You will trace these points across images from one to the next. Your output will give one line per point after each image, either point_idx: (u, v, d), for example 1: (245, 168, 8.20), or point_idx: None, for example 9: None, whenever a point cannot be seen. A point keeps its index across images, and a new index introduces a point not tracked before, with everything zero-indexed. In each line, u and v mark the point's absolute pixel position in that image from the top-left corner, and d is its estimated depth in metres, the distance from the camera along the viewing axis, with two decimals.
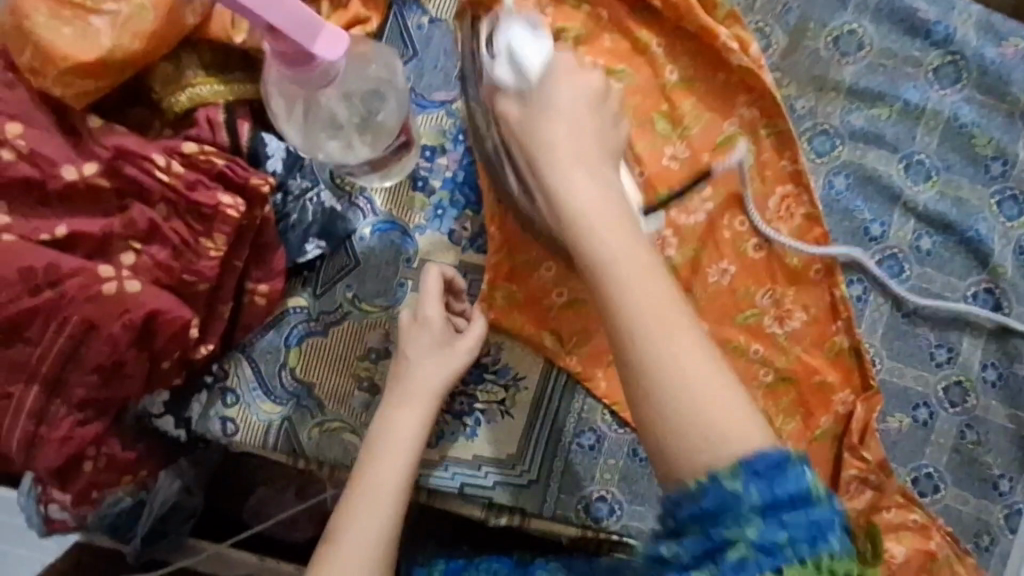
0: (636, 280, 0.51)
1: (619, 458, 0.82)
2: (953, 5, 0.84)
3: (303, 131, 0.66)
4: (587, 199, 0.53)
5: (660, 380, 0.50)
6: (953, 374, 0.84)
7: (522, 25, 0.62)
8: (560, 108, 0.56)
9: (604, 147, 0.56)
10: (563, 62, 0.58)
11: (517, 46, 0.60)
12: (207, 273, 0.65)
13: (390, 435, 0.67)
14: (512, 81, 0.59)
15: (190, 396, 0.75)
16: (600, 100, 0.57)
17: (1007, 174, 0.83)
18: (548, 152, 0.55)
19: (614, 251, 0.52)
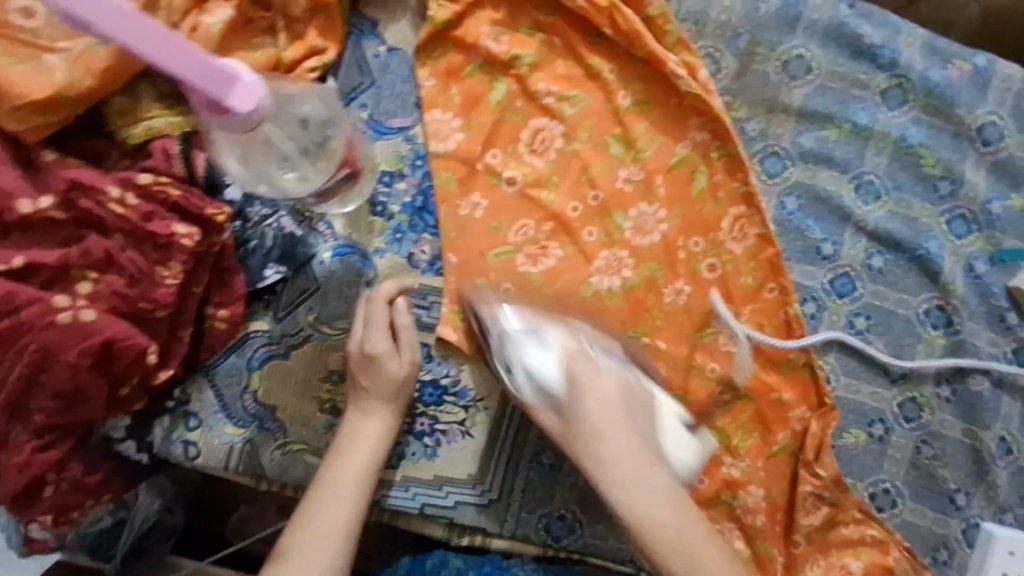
0: (690, 545, 0.57)
1: (578, 478, 0.83)
2: (897, 28, 0.86)
3: (250, 167, 0.72)
4: (647, 517, 0.58)
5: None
6: (907, 391, 0.86)
7: (529, 330, 0.67)
8: (595, 415, 0.61)
9: (645, 443, 0.61)
10: (580, 360, 0.64)
11: (532, 362, 0.65)
12: (166, 300, 0.66)
13: (356, 438, 0.71)
14: (537, 397, 0.65)
15: (153, 420, 0.76)
16: (625, 401, 0.63)
17: (956, 193, 0.85)
18: (598, 467, 0.60)
19: (679, 539, 0.57)
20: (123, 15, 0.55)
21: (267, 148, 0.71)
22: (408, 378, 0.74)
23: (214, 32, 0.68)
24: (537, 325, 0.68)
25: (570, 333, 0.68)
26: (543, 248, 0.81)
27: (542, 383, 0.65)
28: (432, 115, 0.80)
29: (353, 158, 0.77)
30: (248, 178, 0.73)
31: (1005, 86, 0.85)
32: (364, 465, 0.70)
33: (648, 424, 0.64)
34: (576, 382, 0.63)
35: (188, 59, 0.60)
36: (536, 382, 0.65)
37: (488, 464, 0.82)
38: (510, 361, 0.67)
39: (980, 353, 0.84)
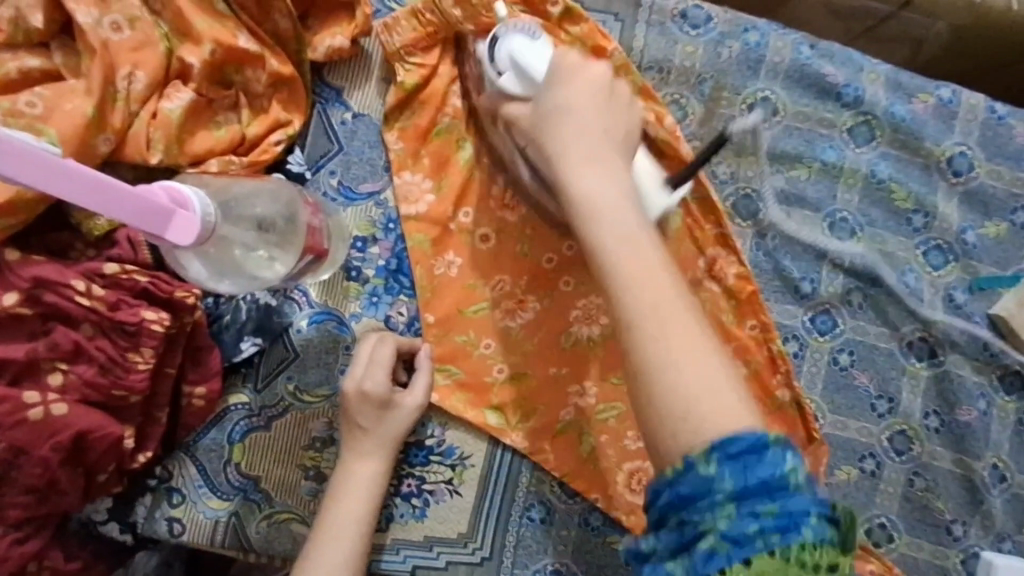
0: (619, 234, 0.64)
1: (571, 529, 0.81)
2: (860, 66, 0.87)
3: (219, 261, 0.63)
4: (596, 189, 0.65)
5: (636, 299, 0.61)
6: (897, 423, 0.85)
7: (520, 30, 0.74)
8: (572, 120, 0.69)
9: (609, 152, 0.69)
10: (565, 57, 0.72)
11: (517, 52, 0.73)
12: (139, 385, 0.66)
13: (354, 479, 0.73)
14: (514, 86, 0.73)
15: (134, 501, 0.76)
16: (600, 107, 0.70)
17: (929, 225, 0.86)
18: (560, 154, 0.68)
19: (616, 233, 0.64)
20: (54, 170, 0.48)
21: (230, 239, 0.63)
22: (407, 421, 0.76)
23: (173, 118, 0.69)
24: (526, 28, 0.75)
25: (562, 49, 0.75)
26: (520, 302, 0.81)
27: (529, 77, 0.72)
28: (401, 178, 0.80)
29: (318, 239, 0.70)
30: (217, 275, 0.64)
31: (971, 117, 0.86)
32: (364, 505, 0.73)
33: (623, 148, 0.69)
34: (562, 72, 0.71)
35: (127, 204, 0.52)
36: (522, 74, 0.73)
37: (477, 521, 0.81)
38: (497, 57, 0.74)
39: (964, 383, 0.85)
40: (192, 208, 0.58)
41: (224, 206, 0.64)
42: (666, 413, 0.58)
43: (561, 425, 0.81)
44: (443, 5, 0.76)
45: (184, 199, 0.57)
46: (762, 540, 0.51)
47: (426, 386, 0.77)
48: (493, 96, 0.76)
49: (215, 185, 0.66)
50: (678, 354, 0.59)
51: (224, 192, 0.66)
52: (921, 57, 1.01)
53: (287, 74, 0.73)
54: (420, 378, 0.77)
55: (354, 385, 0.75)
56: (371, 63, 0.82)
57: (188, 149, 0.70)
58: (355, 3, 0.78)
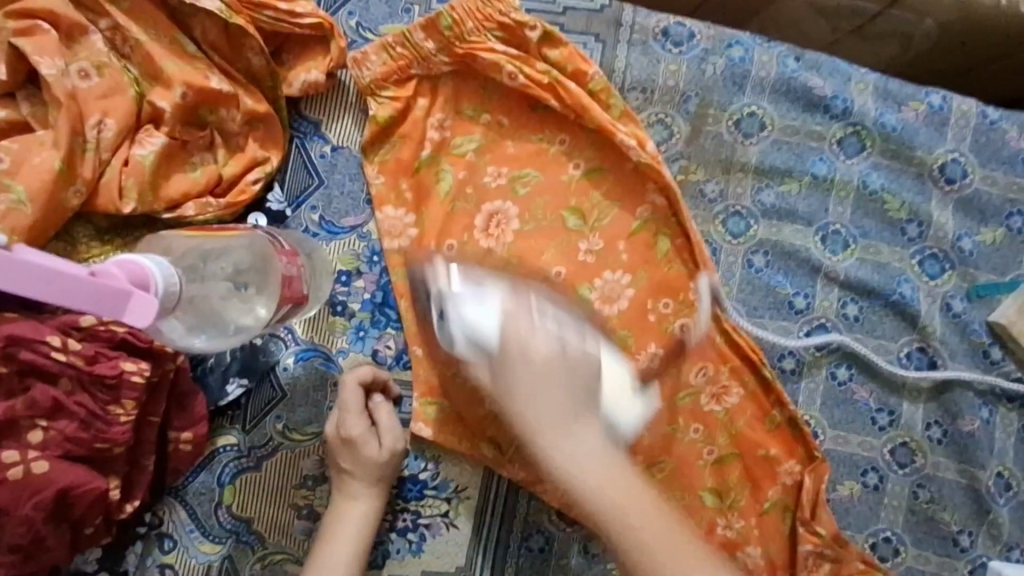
0: (597, 474, 0.56)
1: (571, 558, 0.80)
2: (847, 76, 0.85)
3: (194, 315, 0.63)
4: (569, 459, 0.56)
5: (646, 557, 0.54)
6: (898, 436, 0.84)
7: (468, 291, 0.63)
8: (525, 385, 0.58)
9: (573, 393, 0.58)
10: (518, 317, 0.60)
11: (469, 317, 0.61)
12: (122, 438, 0.65)
13: (341, 521, 0.73)
14: (467, 350, 0.62)
15: (124, 549, 0.74)
16: (562, 364, 0.58)
17: (924, 234, 0.84)
18: (516, 397, 0.58)
19: (601, 485, 0.56)
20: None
21: (204, 294, 0.63)
22: (391, 461, 0.74)
23: (146, 164, 0.68)
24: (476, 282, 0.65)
25: (512, 288, 0.64)
26: None
27: (479, 339, 0.60)
28: (384, 212, 0.79)
29: (295, 288, 0.68)
30: (195, 329, 0.63)
31: (963, 122, 0.85)
32: (352, 546, 0.72)
33: (590, 377, 0.59)
34: (508, 339, 0.59)
35: (75, 286, 0.52)
36: (477, 345, 0.60)
37: (475, 553, 0.79)
38: (447, 323, 0.63)
39: (967, 394, 0.83)
40: (152, 289, 0.57)
41: (190, 269, 0.63)
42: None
43: None
44: (415, 37, 0.76)
45: (143, 279, 0.56)
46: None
47: (398, 427, 0.76)
48: (446, 342, 0.64)
49: (186, 247, 0.66)
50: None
51: (196, 253, 0.65)
52: (911, 51, 0.97)
53: (262, 111, 0.72)
54: (389, 419, 0.76)
55: (333, 434, 0.74)
56: (349, 95, 0.80)
57: (164, 193, 0.69)
58: (329, 36, 0.75)
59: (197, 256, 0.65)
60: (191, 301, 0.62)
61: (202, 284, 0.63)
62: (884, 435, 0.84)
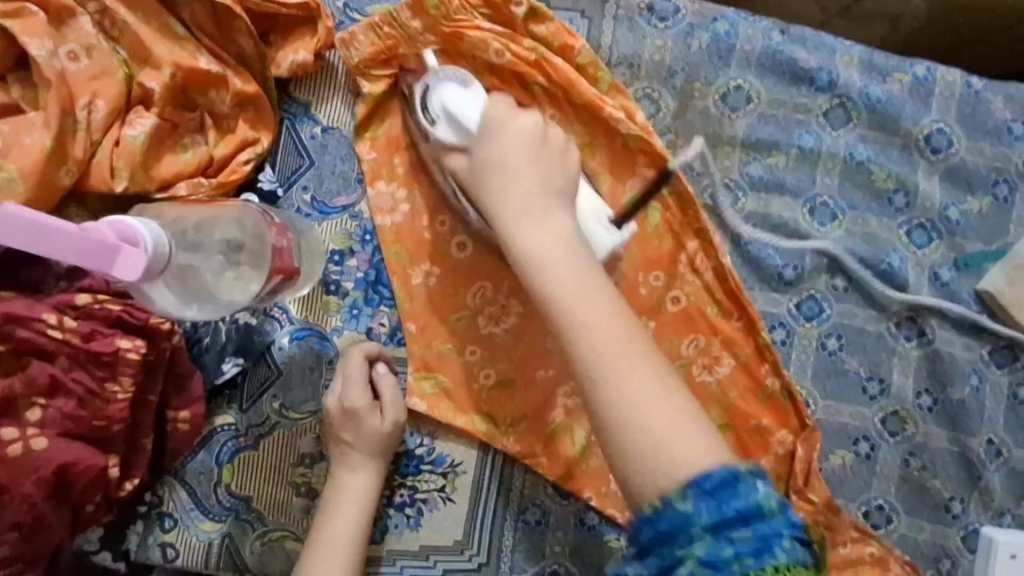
0: (559, 270, 0.61)
1: (567, 531, 0.81)
2: (832, 49, 0.86)
3: (185, 288, 0.63)
4: (538, 249, 0.63)
5: (595, 357, 0.58)
6: (889, 405, 0.84)
7: (454, 79, 0.74)
8: (500, 178, 0.67)
9: (546, 193, 0.66)
10: (496, 106, 0.70)
11: (452, 107, 0.71)
12: (119, 415, 0.66)
13: (343, 497, 0.74)
14: (453, 138, 0.71)
15: (125, 529, 0.76)
16: (536, 158, 0.67)
17: (911, 205, 0.85)
18: (492, 192, 0.66)
19: (558, 275, 0.61)
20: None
21: (193, 266, 0.63)
22: (391, 434, 0.76)
23: (136, 145, 0.69)
24: (464, 78, 0.75)
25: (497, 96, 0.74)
26: (502, 309, 0.80)
27: (461, 125, 0.71)
28: (375, 189, 0.79)
29: (285, 260, 0.69)
30: (185, 301, 0.63)
31: (948, 93, 0.86)
32: (353, 522, 0.73)
33: (563, 186, 0.67)
34: (487, 127, 0.69)
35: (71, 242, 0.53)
36: (456, 125, 0.71)
37: (473, 527, 0.80)
38: (431, 110, 0.74)
39: (956, 362, 0.84)
40: (142, 246, 0.57)
41: (180, 241, 0.64)
42: (634, 472, 0.57)
43: (553, 428, 0.80)
44: (401, 16, 0.76)
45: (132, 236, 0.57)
46: (739, 564, 0.52)
47: (398, 398, 0.77)
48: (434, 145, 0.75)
49: (171, 219, 0.66)
50: (640, 401, 0.57)
51: (185, 225, 0.66)
52: (899, 35, 0.98)
53: (250, 92, 0.73)
54: (390, 392, 0.77)
55: (334, 406, 0.76)
56: (337, 75, 0.81)
57: (156, 174, 0.70)
58: (316, 17, 0.76)
59: (184, 228, 0.65)
60: (183, 273, 0.63)
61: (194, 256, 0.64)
62: (875, 405, 0.84)
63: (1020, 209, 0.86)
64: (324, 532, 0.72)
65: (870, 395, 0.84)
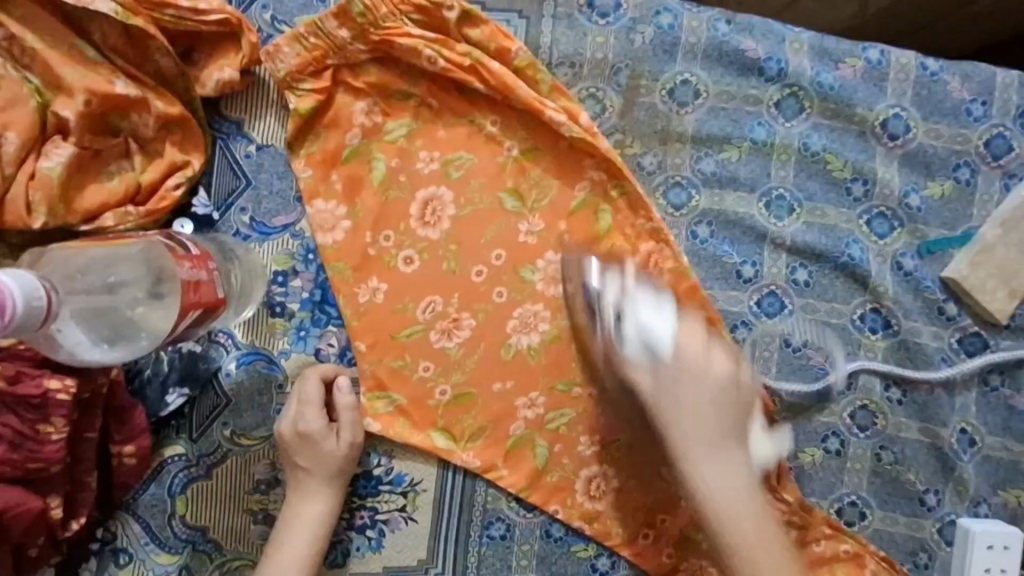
0: (740, 509, 0.67)
1: (533, 543, 0.79)
2: (781, 36, 0.83)
3: (105, 326, 0.62)
4: (718, 484, 0.67)
5: (738, 556, 0.66)
6: (857, 399, 0.83)
7: (642, 292, 0.71)
8: (690, 406, 0.68)
9: (735, 435, 0.69)
10: (689, 335, 0.70)
11: (647, 324, 0.69)
12: (56, 456, 0.64)
13: (296, 523, 0.72)
14: (639, 347, 0.69)
15: (79, 566, 0.74)
16: (728, 396, 0.69)
17: (870, 193, 0.83)
18: (676, 411, 0.68)
19: (734, 505, 0.67)
20: None
21: (102, 305, 0.62)
22: (347, 456, 0.74)
23: (53, 176, 0.68)
24: (649, 287, 0.72)
25: (683, 309, 0.73)
26: (455, 321, 0.78)
27: (653, 346, 0.70)
28: (315, 206, 0.77)
29: (204, 292, 0.67)
30: (95, 341, 0.62)
31: (902, 76, 0.83)
32: (306, 546, 0.72)
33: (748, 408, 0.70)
34: (687, 358, 0.69)
35: None
36: (648, 346, 0.69)
37: (436, 545, 0.79)
38: (620, 318, 0.70)
39: (926, 352, 0.82)
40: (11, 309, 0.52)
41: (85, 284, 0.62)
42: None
43: (513, 441, 0.79)
44: (327, 26, 0.74)
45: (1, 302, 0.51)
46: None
47: (357, 424, 0.75)
48: (600, 334, 0.73)
49: (71, 256, 0.64)
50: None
51: (98, 264, 0.64)
52: (871, 9, 0.94)
53: (175, 114, 0.72)
54: (347, 412, 0.75)
55: (290, 428, 0.74)
56: (267, 90, 0.78)
57: (77, 206, 0.70)
58: (239, 32, 0.74)
59: (86, 266, 0.64)
60: (98, 314, 0.62)
61: (109, 295, 0.63)
62: (843, 399, 0.82)
63: (984, 190, 0.84)
64: (277, 557, 0.71)
65: (839, 390, 0.82)
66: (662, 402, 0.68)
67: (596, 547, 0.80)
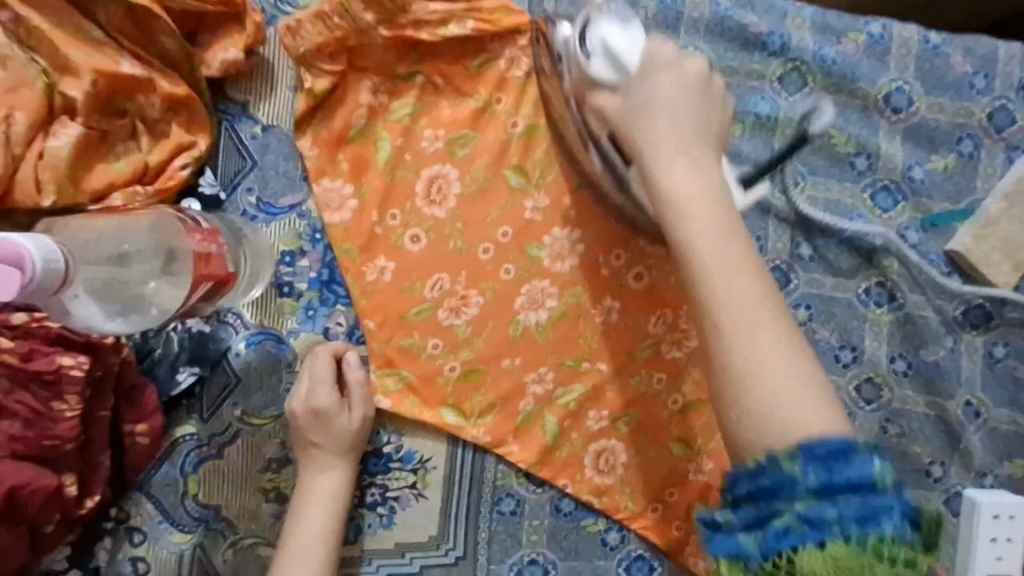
0: (710, 225, 0.61)
1: (543, 519, 0.80)
2: (783, 12, 0.84)
3: (115, 299, 0.64)
4: (686, 193, 0.62)
5: (714, 274, 0.59)
6: (864, 372, 0.83)
7: (616, 15, 0.68)
8: (656, 113, 0.65)
9: (704, 146, 0.65)
10: (660, 50, 0.67)
11: (616, 44, 0.66)
12: (70, 433, 0.65)
13: (312, 497, 0.73)
14: (611, 74, 0.67)
15: (93, 546, 0.75)
16: (696, 96, 0.66)
17: (873, 167, 0.83)
18: (647, 116, 0.65)
19: (706, 232, 0.61)
20: None
21: (114, 279, 0.63)
22: (358, 431, 0.75)
23: (61, 156, 0.69)
24: (625, 20, 0.69)
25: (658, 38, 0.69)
26: (462, 299, 0.79)
27: (623, 71, 0.67)
28: (321, 186, 0.78)
29: (215, 266, 0.67)
30: (108, 313, 0.64)
31: (904, 50, 0.83)
32: (321, 521, 0.73)
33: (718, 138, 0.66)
34: (652, 70, 0.66)
35: None
36: (617, 64, 0.66)
37: (447, 522, 0.80)
38: (588, 44, 0.67)
39: (931, 325, 0.83)
40: (27, 268, 0.54)
41: (96, 256, 0.63)
42: (734, 336, 0.57)
43: (522, 417, 0.79)
44: (353, 8, 0.72)
45: (18, 260, 0.54)
46: (841, 528, 0.51)
47: (368, 400, 0.76)
48: (574, 81, 0.70)
49: (82, 229, 0.66)
50: (775, 378, 0.56)
51: (109, 235, 0.65)
52: None
53: (181, 95, 0.72)
54: (359, 388, 0.76)
55: (301, 405, 0.75)
56: (272, 73, 0.79)
57: (86, 186, 0.70)
58: (242, 12, 0.74)
59: (96, 237, 0.65)
60: (107, 286, 0.63)
61: (120, 267, 0.64)
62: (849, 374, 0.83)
63: (987, 163, 0.84)
64: (294, 533, 0.72)
65: (845, 367, 0.83)
66: (633, 123, 0.65)
67: (606, 522, 0.80)
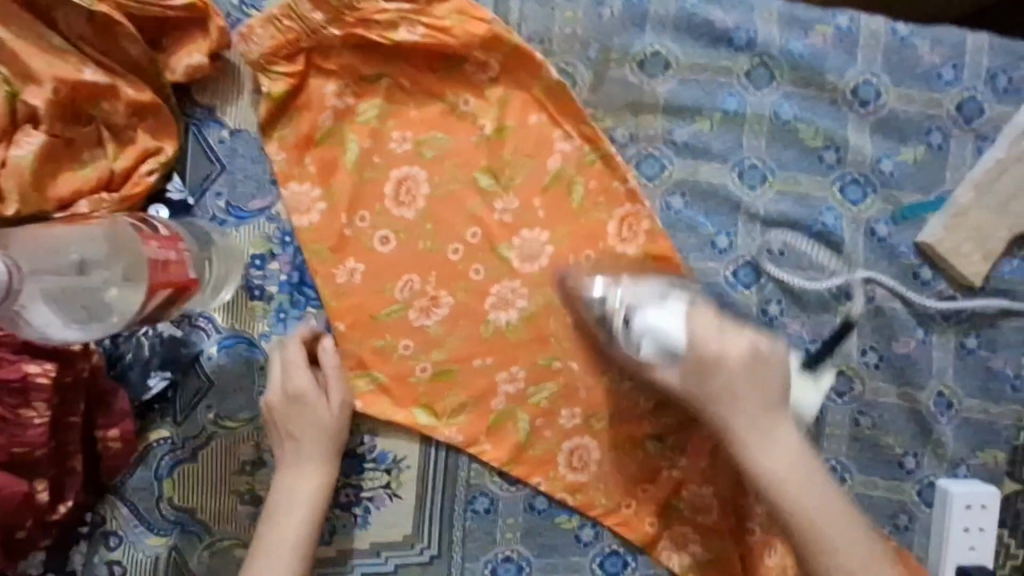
0: (796, 487, 0.68)
1: (518, 517, 0.80)
2: (751, 7, 0.84)
3: (76, 306, 0.64)
4: (776, 467, 0.69)
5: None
6: (835, 365, 0.83)
7: (647, 293, 0.71)
8: (734, 408, 0.69)
9: (767, 404, 0.70)
10: (700, 317, 0.70)
11: (658, 325, 0.69)
12: (41, 439, 0.67)
13: (291, 494, 0.74)
14: (656, 352, 0.70)
15: (69, 549, 0.75)
16: (753, 363, 0.70)
17: (843, 160, 0.84)
18: (733, 404, 0.69)
19: (779, 453, 0.69)
20: None
21: (72, 286, 0.64)
22: (337, 419, 0.75)
23: (25, 164, 0.69)
24: (651, 287, 0.72)
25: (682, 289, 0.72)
26: (433, 299, 0.79)
27: (670, 349, 0.70)
28: (289, 188, 0.78)
29: (174, 273, 0.68)
30: (69, 320, 0.64)
31: (873, 43, 0.84)
32: (298, 518, 0.73)
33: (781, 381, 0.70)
34: (708, 352, 0.69)
35: None
36: (663, 345, 0.69)
37: (421, 521, 0.80)
38: (630, 325, 0.70)
39: (901, 317, 0.83)
40: None
41: (55, 264, 0.64)
42: (832, 571, 0.67)
43: (495, 416, 0.80)
44: (302, 9, 0.74)
45: None
46: None
47: (346, 393, 0.76)
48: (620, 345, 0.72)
49: (37, 237, 0.65)
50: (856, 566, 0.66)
51: (63, 243, 0.65)
52: None
53: (146, 100, 0.73)
54: (335, 374, 0.76)
55: (277, 392, 0.75)
56: (238, 76, 0.79)
57: (51, 194, 0.71)
58: (206, 17, 0.74)
59: (53, 244, 0.65)
60: (68, 294, 0.64)
61: (80, 275, 0.65)
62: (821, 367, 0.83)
63: (957, 154, 0.84)
64: (272, 532, 0.72)
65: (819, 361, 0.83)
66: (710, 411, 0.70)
67: (580, 519, 0.81)
